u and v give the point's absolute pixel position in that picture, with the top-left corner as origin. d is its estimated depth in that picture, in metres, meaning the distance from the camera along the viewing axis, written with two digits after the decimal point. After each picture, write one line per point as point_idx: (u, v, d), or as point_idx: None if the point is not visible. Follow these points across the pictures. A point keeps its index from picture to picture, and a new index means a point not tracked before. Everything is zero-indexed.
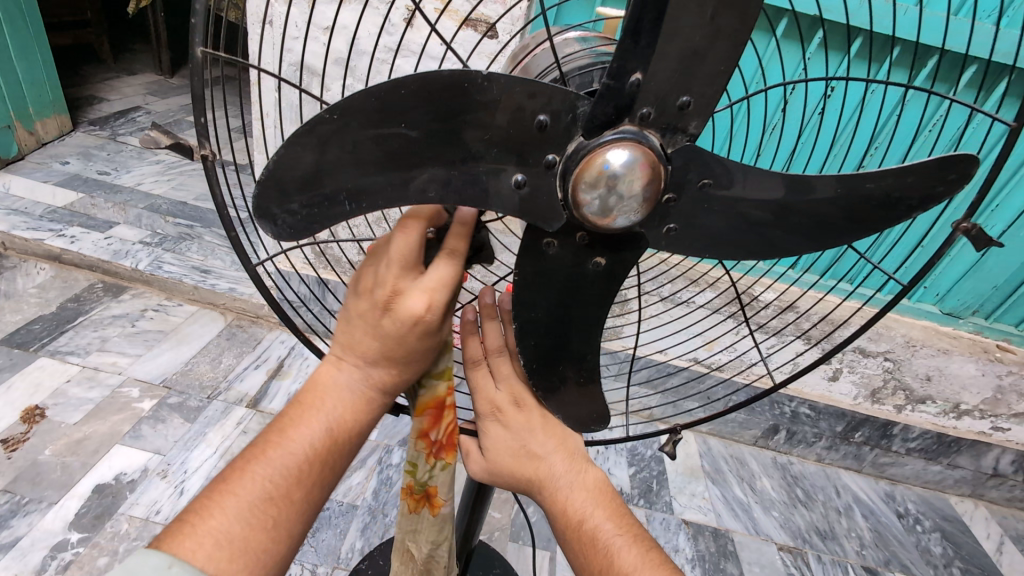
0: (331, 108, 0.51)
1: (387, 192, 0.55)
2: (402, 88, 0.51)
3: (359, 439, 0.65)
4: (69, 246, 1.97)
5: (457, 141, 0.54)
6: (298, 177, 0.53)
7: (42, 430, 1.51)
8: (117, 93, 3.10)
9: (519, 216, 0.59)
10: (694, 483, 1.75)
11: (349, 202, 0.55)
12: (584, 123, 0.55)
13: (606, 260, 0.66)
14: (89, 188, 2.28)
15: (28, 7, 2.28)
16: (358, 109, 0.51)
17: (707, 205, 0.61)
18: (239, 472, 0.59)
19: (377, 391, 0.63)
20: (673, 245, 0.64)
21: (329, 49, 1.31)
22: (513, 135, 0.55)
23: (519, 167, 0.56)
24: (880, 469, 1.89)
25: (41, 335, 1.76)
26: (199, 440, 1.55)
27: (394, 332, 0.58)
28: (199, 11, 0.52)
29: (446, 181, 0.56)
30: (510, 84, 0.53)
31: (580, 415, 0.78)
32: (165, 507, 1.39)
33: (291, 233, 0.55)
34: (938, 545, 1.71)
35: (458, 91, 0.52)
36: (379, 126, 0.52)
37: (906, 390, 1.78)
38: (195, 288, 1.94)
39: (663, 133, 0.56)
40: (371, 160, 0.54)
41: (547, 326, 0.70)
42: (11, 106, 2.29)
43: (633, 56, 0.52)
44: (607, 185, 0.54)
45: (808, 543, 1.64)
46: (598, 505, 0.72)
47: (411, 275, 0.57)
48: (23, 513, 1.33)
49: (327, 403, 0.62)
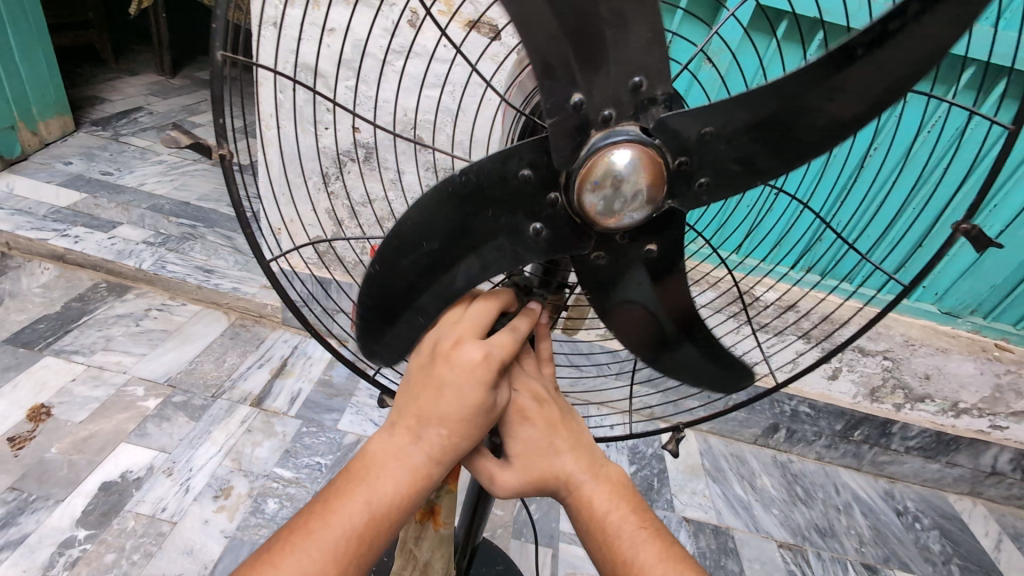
0: (372, 260, 0.66)
1: (435, 298, 0.67)
2: (407, 219, 0.63)
3: (405, 510, 0.63)
4: (73, 246, 1.98)
5: (473, 226, 0.62)
6: (375, 316, 0.70)
7: (47, 428, 1.52)
8: (120, 94, 3.12)
9: (552, 253, 0.63)
10: (695, 481, 1.76)
11: (421, 317, 0.68)
12: (556, 156, 0.57)
13: (657, 246, 0.66)
14: (93, 188, 2.29)
15: (33, 8, 2.29)
16: (390, 247, 0.65)
17: (724, 144, 0.59)
18: (310, 528, 0.61)
19: (422, 457, 0.63)
20: (713, 194, 0.62)
21: (336, 52, 1.33)
22: (514, 198, 0.60)
23: (531, 218, 0.61)
24: (879, 467, 1.90)
25: (46, 334, 1.77)
26: (203, 438, 1.56)
27: (444, 383, 0.63)
28: (219, 17, 0.54)
29: (482, 264, 0.64)
30: (483, 165, 0.58)
31: (656, 346, 0.79)
32: (171, 504, 1.40)
33: (394, 358, 0.73)
34: (936, 543, 1.72)
35: (457, 198, 0.60)
36: (408, 253, 0.65)
37: (905, 389, 1.79)
38: (198, 287, 1.95)
39: (637, 116, 0.58)
40: (415, 276, 0.65)
41: (609, 300, 0.71)
42: (15, 107, 2.31)
43: (562, 86, 0.55)
44: (612, 186, 0.55)
45: (808, 540, 1.66)
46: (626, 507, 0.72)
47: (455, 336, 0.65)
48: (30, 510, 1.34)
49: (381, 459, 0.63)
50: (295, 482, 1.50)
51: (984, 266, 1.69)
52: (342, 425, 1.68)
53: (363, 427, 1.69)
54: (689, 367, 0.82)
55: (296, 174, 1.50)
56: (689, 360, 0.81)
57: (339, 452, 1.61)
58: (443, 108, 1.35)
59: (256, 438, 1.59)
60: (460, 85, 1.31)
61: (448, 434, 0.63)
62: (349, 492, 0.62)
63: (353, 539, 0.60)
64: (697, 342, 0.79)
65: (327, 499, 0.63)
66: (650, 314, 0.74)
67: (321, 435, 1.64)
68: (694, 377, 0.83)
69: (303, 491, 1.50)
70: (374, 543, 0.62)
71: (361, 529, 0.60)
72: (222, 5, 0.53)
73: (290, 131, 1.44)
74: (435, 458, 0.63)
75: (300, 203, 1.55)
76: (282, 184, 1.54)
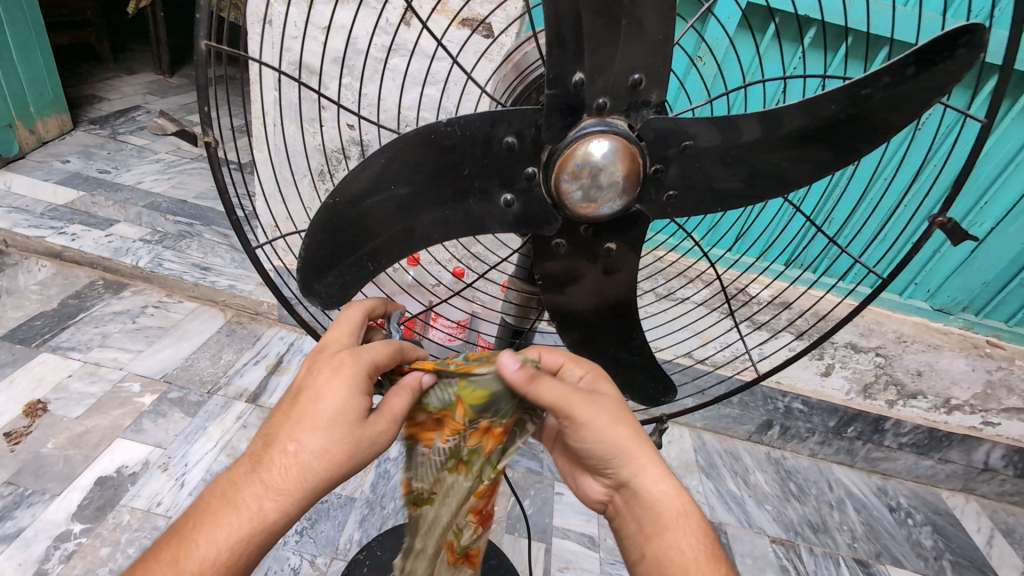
0: (332, 196, 0.62)
1: (398, 245, 0.66)
2: (380, 158, 0.60)
3: (253, 540, 0.65)
4: (69, 244, 1.99)
5: (446, 179, 0.62)
6: (325, 257, 0.66)
7: (43, 424, 1.53)
8: (117, 93, 3.13)
9: (519, 230, 0.65)
10: (688, 477, 1.77)
11: (371, 262, 0.66)
12: (547, 134, 0.58)
13: (616, 244, 0.69)
14: (90, 187, 2.29)
15: (29, 6, 2.29)
16: (350, 186, 0.62)
17: (694, 164, 0.63)
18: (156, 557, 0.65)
19: (280, 491, 0.65)
20: (675, 210, 0.66)
21: (326, 48, 1.33)
22: (491, 163, 0.61)
23: (506, 189, 0.62)
24: (872, 464, 1.91)
25: (42, 331, 1.78)
26: (199, 434, 1.57)
27: (313, 406, 0.67)
28: (202, 7, 0.54)
29: (446, 220, 0.65)
30: (469, 121, 0.58)
31: (614, 360, 0.82)
32: (166, 499, 1.41)
33: (333, 300, 0.69)
34: (929, 538, 1.73)
35: (427, 143, 0.60)
36: (378, 193, 0.62)
37: (897, 385, 1.79)
38: (195, 285, 1.96)
39: (627, 114, 0.59)
40: (377, 223, 0.64)
41: (578, 291, 0.74)
42: (12, 105, 2.31)
43: (569, 60, 0.55)
44: (589, 177, 0.56)
45: (801, 536, 1.67)
46: (670, 488, 0.74)
47: (350, 390, 0.68)
48: (26, 504, 1.35)
49: (236, 503, 0.65)
50: None
51: (976, 263, 1.69)
52: None
53: None
54: (619, 372, 0.84)
55: (289, 171, 1.51)
56: (621, 364, 0.83)
57: None
58: (431, 103, 1.36)
59: (251, 433, 1.60)
60: (447, 80, 1.32)
61: (307, 460, 0.65)
62: (201, 528, 0.65)
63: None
64: (631, 350, 0.81)
65: (184, 528, 0.67)
66: (620, 312, 0.77)
67: None
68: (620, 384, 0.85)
69: None
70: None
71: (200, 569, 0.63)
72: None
73: (282, 127, 1.45)
74: (289, 490, 0.66)
75: (293, 200, 1.56)
76: (276, 180, 1.55)
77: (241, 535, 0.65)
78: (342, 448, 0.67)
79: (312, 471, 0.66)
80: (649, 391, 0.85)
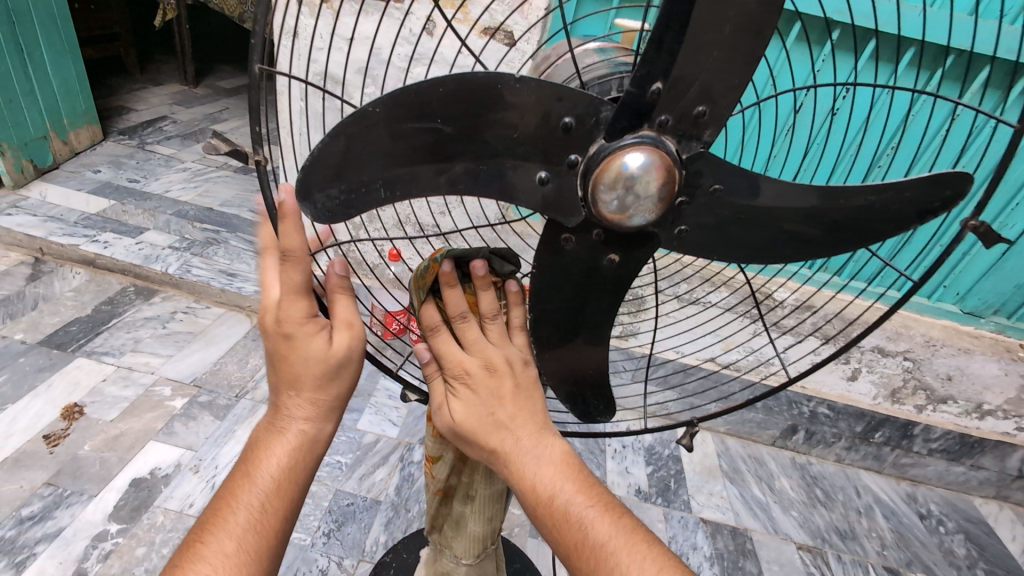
0: (375, 102, 0.50)
1: (420, 184, 0.56)
2: (441, 87, 0.51)
3: (301, 472, 0.65)
4: (102, 251, 2.05)
5: (490, 134, 0.55)
6: (339, 166, 0.51)
7: (80, 426, 1.58)
8: (145, 104, 3.21)
9: (539, 210, 0.59)
10: (712, 482, 1.76)
11: (384, 189, 0.54)
12: (606, 126, 0.55)
13: (620, 256, 0.66)
14: (120, 196, 2.36)
15: (64, 22, 2.38)
16: (400, 102, 0.51)
17: (717, 209, 0.62)
18: (227, 504, 0.64)
19: (298, 423, 0.64)
20: (682, 245, 0.64)
21: (353, 60, 1.37)
22: (540, 136, 0.56)
23: (543, 163, 0.57)
24: (901, 470, 1.87)
25: (78, 336, 1.83)
26: (227, 437, 1.60)
27: (280, 353, 0.61)
28: (258, 34, 0.55)
29: (475, 174, 0.57)
30: (540, 87, 0.53)
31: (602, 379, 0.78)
32: (198, 501, 1.44)
33: (329, 215, 0.53)
34: (962, 547, 1.69)
35: (490, 92, 0.53)
36: (417, 119, 0.52)
37: (926, 390, 1.81)
38: (222, 291, 2.01)
39: (678, 140, 0.56)
40: (406, 153, 0.54)
41: (575, 305, 0.70)
42: (47, 117, 2.39)
43: (658, 66, 0.53)
44: (625, 187, 0.54)
45: (828, 542, 1.64)
46: (553, 466, 0.60)
47: (306, 335, 0.60)
48: (65, 505, 1.39)
49: (273, 425, 0.65)
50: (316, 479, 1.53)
51: None
52: (360, 424, 1.71)
53: (380, 427, 1.71)
54: (573, 384, 0.76)
55: None
56: (586, 379, 0.77)
57: (357, 452, 1.63)
58: None
59: None
60: None
61: (309, 397, 0.63)
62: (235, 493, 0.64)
63: (249, 531, 0.62)
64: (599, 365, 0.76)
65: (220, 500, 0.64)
66: None
67: (341, 434, 1.66)
68: (570, 396, 0.77)
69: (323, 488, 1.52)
70: (277, 521, 0.64)
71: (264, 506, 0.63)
72: (261, 24, 0.54)
73: (312, 136, 1.49)
74: (309, 420, 0.65)
75: None
76: None
77: (282, 475, 0.64)
78: (342, 375, 0.64)
79: (320, 402, 0.64)
80: (590, 408, 0.79)
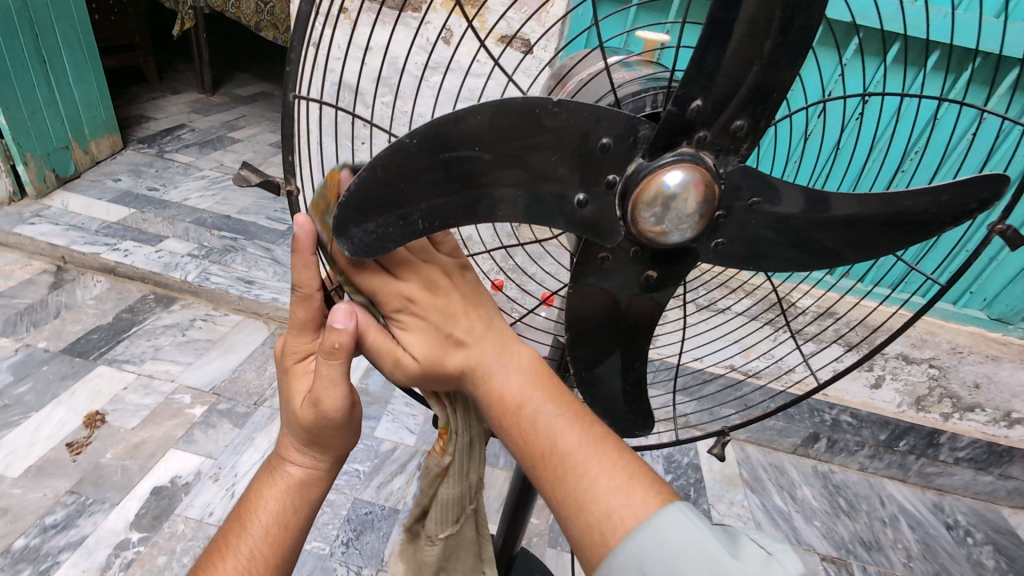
0: (410, 133, 0.48)
1: (459, 212, 0.54)
2: (475, 115, 0.50)
3: (295, 524, 0.67)
4: (123, 259, 2.07)
5: (528, 158, 0.54)
6: (380, 198, 0.49)
7: (102, 435, 1.59)
8: (163, 112, 3.25)
9: (577, 233, 0.58)
10: (733, 491, 1.73)
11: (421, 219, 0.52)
12: (646, 146, 0.54)
13: (658, 272, 0.64)
14: (140, 205, 2.39)
15: (85, 33, 2.42)
16: (437, 130, 0.49)
17: (753, 221, 0.60)
18: (221, 551, 0.66)
19: (290, 475, 0.65)
20: (719, 258, 0.63)
21: (373, 69, 1.38)
22: (579, 159, 0.55)
23: (581, 187, 0.56)
24: (926, 479, 1.83)
25: (99, 344, 1.85)
26: (247, 445, 1.61)
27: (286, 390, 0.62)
28: (294, 57, 0.55)
29: (515, 201, 0.56)
30: (579, 109, 0.52)
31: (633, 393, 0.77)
32: (218, 509, 1.44)
33: (365, 253, 0.51)
34: (991, 558, 1.65)
35: (528, 117, 0.52)
36: (451, 150, 0.51)
37: (953, 398, 1.76)
38: (240, 298, 2.02)
39: (717, 155, 0.55)
40: (440, 181, 0.52)
41: (611, 320, 0.69)
42: (68, 127, 2.43)
43: (698, 82, 0.52)
44: (663, 205, 0.53)
45: (853, 553, 1.61)
46: (515, 377, 0.57)
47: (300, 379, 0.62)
48: (88, 513, 1.41)
49: (269, 469, 0.67)
50: (334, 488, 1.53)
51: None
52: (378, 432, 1.71)
53: (397, 434, 1.71)
54: (608, 399, 0.76)
55: None
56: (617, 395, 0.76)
57: (375, 460, 1.63)
58: None
59: None
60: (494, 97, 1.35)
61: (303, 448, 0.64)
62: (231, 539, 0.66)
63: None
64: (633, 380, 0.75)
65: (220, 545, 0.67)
66: None
67: (359, 442, 1.67)
68: (605, 411, 0.76)
69: (341, 496, 1.52)
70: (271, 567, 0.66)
71: (254, 557, 0.65)
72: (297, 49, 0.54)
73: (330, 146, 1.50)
74: (302, 472, 0.65)
75: None
76: None
77: (275, 526, 0.65)
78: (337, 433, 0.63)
79: (311, 457, 0.65)
80: (628, 422, 0.78)
